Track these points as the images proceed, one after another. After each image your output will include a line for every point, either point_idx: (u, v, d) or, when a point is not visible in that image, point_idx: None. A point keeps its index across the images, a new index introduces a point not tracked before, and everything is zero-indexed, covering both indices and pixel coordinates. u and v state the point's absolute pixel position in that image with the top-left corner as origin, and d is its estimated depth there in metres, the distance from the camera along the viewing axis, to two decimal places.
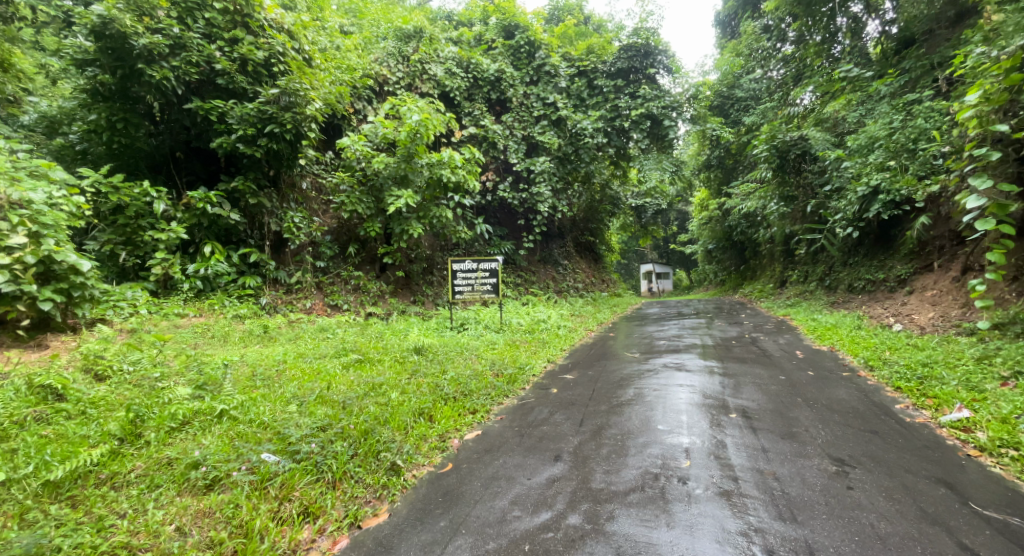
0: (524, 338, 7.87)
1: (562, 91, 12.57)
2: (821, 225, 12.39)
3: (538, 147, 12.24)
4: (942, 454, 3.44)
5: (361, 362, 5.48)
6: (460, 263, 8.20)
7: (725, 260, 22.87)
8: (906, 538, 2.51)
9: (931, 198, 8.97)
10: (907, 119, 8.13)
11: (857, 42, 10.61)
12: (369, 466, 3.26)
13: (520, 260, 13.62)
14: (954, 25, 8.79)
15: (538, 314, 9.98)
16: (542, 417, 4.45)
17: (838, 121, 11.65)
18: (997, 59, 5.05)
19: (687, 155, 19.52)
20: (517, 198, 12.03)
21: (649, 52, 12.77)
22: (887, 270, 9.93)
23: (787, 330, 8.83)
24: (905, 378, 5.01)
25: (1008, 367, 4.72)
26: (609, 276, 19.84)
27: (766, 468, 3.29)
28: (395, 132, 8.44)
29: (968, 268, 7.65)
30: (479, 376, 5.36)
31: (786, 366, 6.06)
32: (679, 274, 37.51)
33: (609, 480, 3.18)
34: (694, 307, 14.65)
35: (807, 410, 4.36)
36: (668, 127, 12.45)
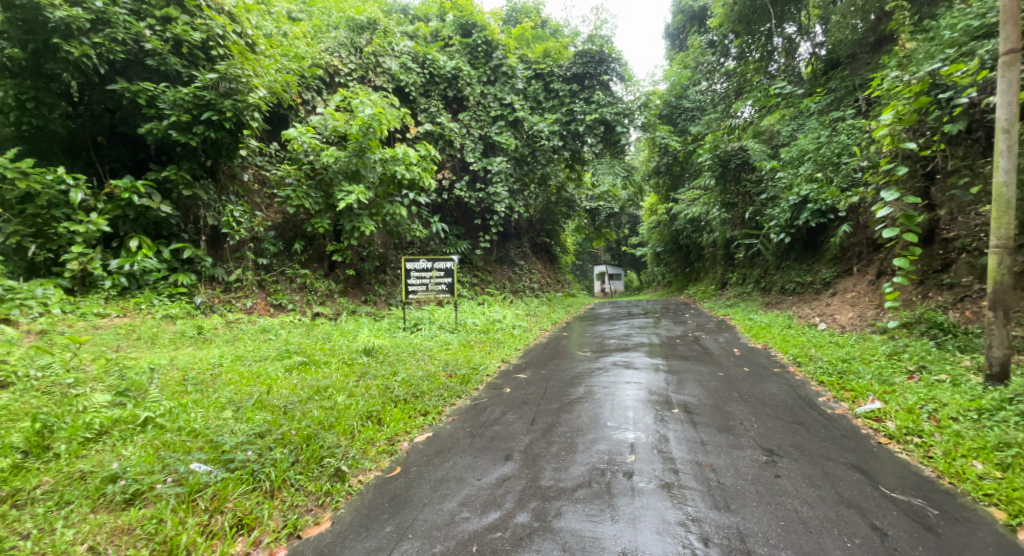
0: (478, 339, 7.82)
1: (519, 92, 12.62)
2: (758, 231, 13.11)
3: (495, 147, 12.19)
4: (858, 442, 3.73)
5: (305, 365, 5.26)
6: (414, 262, 8.03)
7: (673, 263, 23.76)
8: (825, 521, 2.70)
9: (853, 208, 9.71)
10: (834, 135, 8.79)
11: (790, 61, 11.41)
12: (310, 473, 3.15)
13: (477, 260, 13.52)
14: (874, 50, 9.56)
15: (493, 314, 9.94)
16: (494, 417, 4.45)
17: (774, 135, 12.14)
18: (908, 83, 5.61)
19: (638, 161, 20.13)
20: (474, 198, 11.91)
21: (604, 59, 13.06)
22: (814, 274, 10.71)
23: (726, 331, 9.14)
24: (828, 373, 5.41)
25: (914, 362, 5.20)
26: (564, 276, 20.13)
27: (704, 460, 3.45)
28: (346, 126, 8.18)
29: (882, 272, 8.36)
30: (431, 377, 5.29)
31: (725, 363, 6.36)
32: (630, 276, 38.58)
33: (558, 477, 3.23)
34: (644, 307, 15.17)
35: (743, 404, 4.60)
36: (620, 132, 12.91)
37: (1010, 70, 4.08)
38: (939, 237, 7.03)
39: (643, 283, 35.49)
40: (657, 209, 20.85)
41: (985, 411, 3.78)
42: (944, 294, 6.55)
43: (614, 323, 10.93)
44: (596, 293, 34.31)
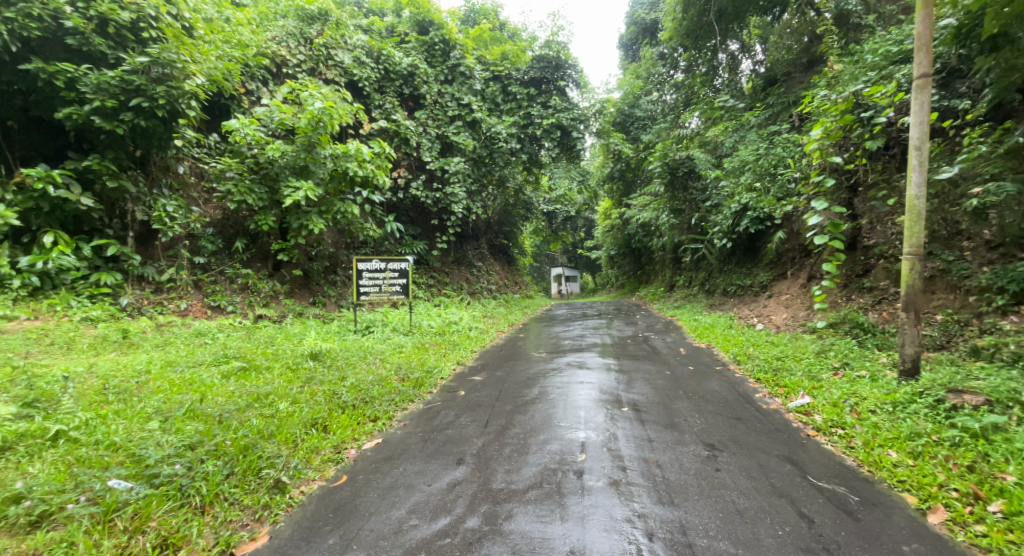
0: (432, 341, 7.70)
1: (477, 93, 12.54)
2: (704, 236, 13.69)
3: (453, 147, 11.97)
4: (790, 435, 3.97)
5: (244, 372, 4.98)
6: (366, 263, 7.79)
7: (626, 266, 24.42)
8: (759, 511, 2.84)
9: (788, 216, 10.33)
10: (772, 148, 9.33)
11: (734, 76, 12.41)
12: (246, 486, 2.99)
13: (433, 261, 13.31)
14: (806, 70, 10.37)
15: (449, 316, 9.81)
16: (447, 420, 4.38)
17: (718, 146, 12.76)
18: (836, 101, 6.04)
19: (593, 166, 20.53)
20: (430, 197, 11.65)
21: (560, 65, 13.28)
22: (753, 277, 11.34)
23: (673, 331, 9.53)
24: (764, 370, 5.72)
25: (839, 359, 5.59)
26: (522, 278, 20.22)
27: (650, 456, 3.55)
28: (294, 119, 7.84)
29: (812, 275, 8.97)
30: (382, 381, 5.15)
31: (671, 362, 6.61)
32: (586, 278, 39.27)
33: (510, 479, 3.22)
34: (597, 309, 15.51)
35: (687, 401, 4.78)
36: (576, 138, 13.17)
37: (922, 93, 4.47)
38: (862, 243, 7.60)
39: (598, 285, 36.27)
40: (611, 213, 21.34)
41: (898, 403, 4.12)
42: (865, 296, 7.09)
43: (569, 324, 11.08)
44: (554, 294, 34.70)
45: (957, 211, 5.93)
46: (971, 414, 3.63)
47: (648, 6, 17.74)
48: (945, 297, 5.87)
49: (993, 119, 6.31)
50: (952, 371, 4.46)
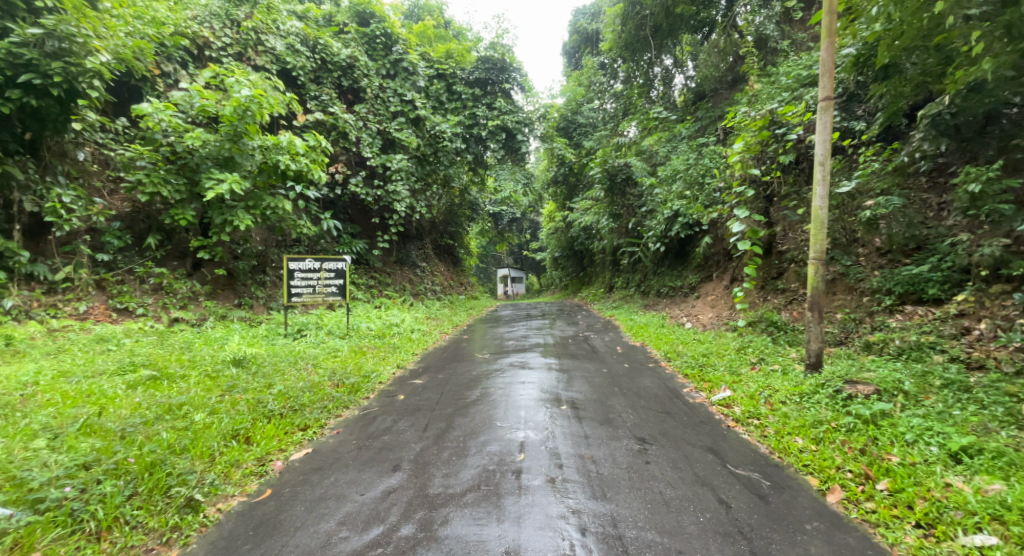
0: (371, 344, 7.47)
1: (421, 89, 12.22)
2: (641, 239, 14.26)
3: (395, 144, 11.50)
4: (712, 427, 4.23)
5: (154, 381, 4.56)
6: (299, 262, 7.39)
7: (570, 267, 24.92)
8: (684, 499, 3.00)
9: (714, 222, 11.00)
10: (700, 158, 9.92)
11: (667, 89, 12.93)
12: (152, 506, 2.76)
13: (374, 261, 12.89)
14: (731, 87, 11.13)
15: (390, 318, 9.54)
16: (384, 426, 4.26)
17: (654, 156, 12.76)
18: (756, 117, 6.52)
19: (538, 169, 20.79)
20: (371, 195, 11.09)
21: (505, 67, 13.44)
22: (683, 279, 12.01)
23: (611, 330, 9.85)
24: (692, 366, 6.05)
25: (756, 355, 6.04)
26: (467, 278, 20.08)
27: (586, 453, 3.64)
28: (218, 106, 7.20)
29: (734, 277, 9.63)
30: (314, 388, 4.91)
31: (608, 359, 6.84)
32: (531, 279, 39.65)
33: (447, 483, 3.18)
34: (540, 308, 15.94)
35: (622, 398, 4.96)
36: (521, 140, 13.36)
37: (826, 114, 4.93)
38: (777, 248, 8.25)
39: (543, 286, 36.73)
40: (555, 216, 21.72)
41: (804, 394, 4.51)
42: (779, 297, 7.70)
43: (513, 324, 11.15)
44: (500, 295, 34.71)
45: (854, 221, 6.59)
46: (863, 402, 4.05)
47: (590, 16, 18.29)
48: (844, 298, 6.49)
49: (884, 139, 7.08)
50: (848, 363, 4.95)
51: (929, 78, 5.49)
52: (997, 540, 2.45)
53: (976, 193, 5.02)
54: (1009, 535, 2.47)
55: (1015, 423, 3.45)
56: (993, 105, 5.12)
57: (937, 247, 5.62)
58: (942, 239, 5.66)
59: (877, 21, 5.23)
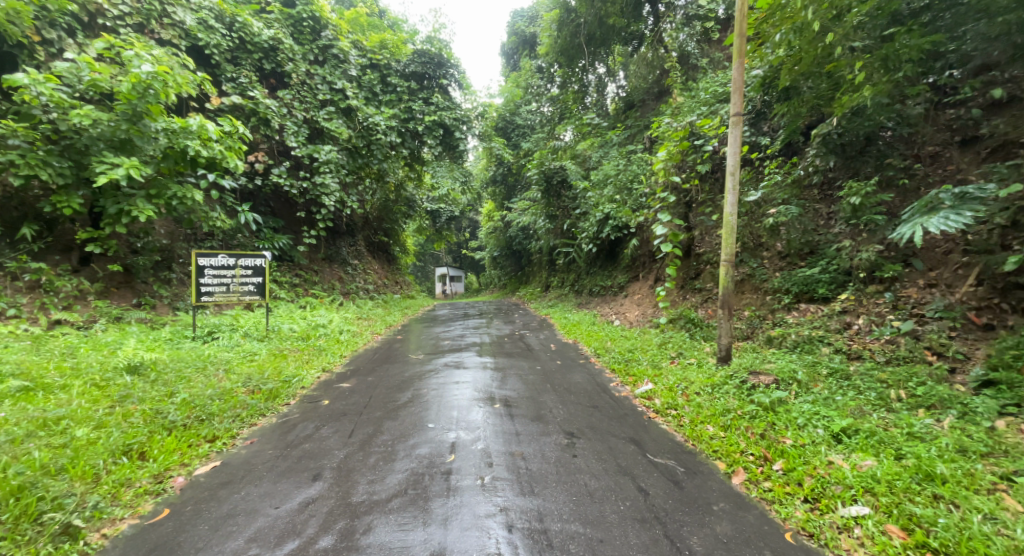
0: (293, 346, 7.06)
1: (352, 79, 11.72)
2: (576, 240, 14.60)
3: (323, 134, 10.84)
4: (635, 418, 4.43)
5: (27, 393, 4.01)
6: (210, 257, 6.78)
7: (508, 267, 25.02)
8: (607, 490, 3.11)
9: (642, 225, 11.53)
10: (629, 164, 10.36)
11: (600, 97, 13.49)
12: (19, 537, 2.46)
13: (300, 258, 12.18)
14: (658, 98, 11.76)
15: (316, 318, 9.07)
16: (305, 433, 4.04)
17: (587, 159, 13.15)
18: (677, 129, 6.95)
19: (477, 168, 20.70)
20: (296, 187, 10.47)
21: (442, 63, 13.34)
22: (614, 278, 12.48)
23: (545, 328, 10.05)
24: (618, 361, 6.31)
25: (676, 349, 6.42)
26: (402, 277, 19.55)
27: (516, 450, 3.67)
28: (113, 82, 6.46)
29: (658, 277, 10.16)
30: (225, 395, 4.55)
31: (542, 357, 6.95)
32: (470, 279, 39.37)
33: (372, 490, 3.08)
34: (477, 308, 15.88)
35: (553, 394, 5.07)
36: (458, 138, 13.26)
37: (737, 128, 5.34)
38: (695, 251, 8.81)
39: (482, 286, 36.56)
40: (493, 216, 21.72)
41: (716, 385, 4.85)
42: (696, 296, 8.23)
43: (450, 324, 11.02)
44: (437, 295, 34.08)
45: (760, 227, 7.19)
46: (764, 391, 4.44)
47: (527, 19, 18.48)
48: (751, 297, 7.06)
49: (785, 154, 7.80)
50: (754, 356, 5.39)
51: (822, 101, 6.12)
52: (869, 509, 2.77)
53: (857, 205, 5.68)
54: (878, 504, 2.80)
55: (884, 406, 3.94)
56: (872, 128, 5.82)
57: (826, 252, 6.28)
58: (830, 244, 6.33)
59: (780, 46, 5.75)
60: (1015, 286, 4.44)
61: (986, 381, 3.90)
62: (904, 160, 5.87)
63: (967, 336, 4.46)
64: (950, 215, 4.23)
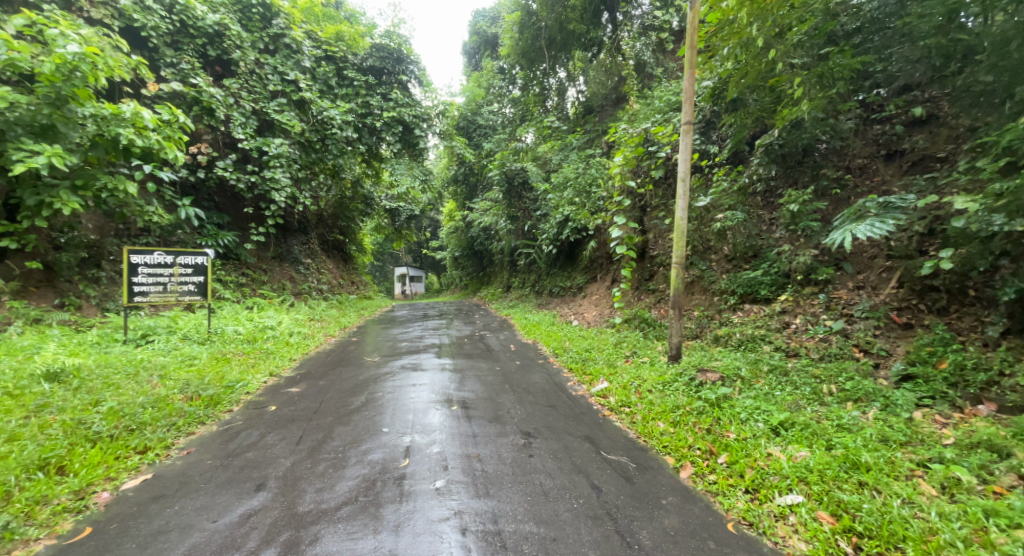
0: (238, 350, 6.74)
1: (306, 70, 11.27)
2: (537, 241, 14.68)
3: (273, 127, 10.39)
4: (591, 416, 4.51)
5: None
6: (144, 255, 6.38)
7: (470, 267, 24.89)
8: (562, 489, 3.15)
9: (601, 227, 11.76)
10: (588, 168, 10.54)
11: (561, 101, 13.59)
12: None
13: (248, 256, 11.64)
14: (615, 105, 11.85)
15: (265, 320, 8.69)
16: (250, 441, 3.86)
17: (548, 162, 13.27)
18: (632, 135, 7.14)
19: (438, 168, 20.46)
20: (244, 181, 10.00)
21: (401, 58, 13.33)
22: (573, 279, 12.65)
23: (506, 329, 10.09)
24: (576, 361, 6.41)
25: (630, 348, 6.59)
26: (359, 277, 19.06)
27: (472, 452, 3.66)
28: (33, 62, 5.90)
29: (615, 279, 10.40)
30: (160, 402, 4.29)
31: (502, 358, 6.95)
32: (431, 279, 38.89)
33: (319, 499, 2.99)
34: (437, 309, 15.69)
35: (511, 394, 5.08)
36: (418, 135, 13.19)
37: (687, 137, 5.55)
38: (649, 253, 9.07)
39: (443, 286, 36.18)
40: (454, 216, 21.54)
41: (666, 382, 5.02)
42: (650, 296, 8.48)
43: (409, 325, 10.82)
44: (396, 295, 33.44)
45: (709, 231, 7.50)
46: (710, 388, 4.63)
47: (489, 19, 18.47)
48: (700, 298, 7.35)
49: (732, 162, 8.17)
50: (701, 354, 5.61)
51: (766, 113, 6.42)
52: (802, 498, 2.94)
53: (795, 211, 6.03)
54: (811, 493, 2.98)
55: (817, 399, 4.20)
56: (808, 140, 6.11)
57: (768, 255, 6.62)
58: (772, 248, 6.69)
59: (728, 60, 6.01)
60: (931, 288, 4.84)
61: (905, 375, 4.25)
62: (837, 171, 6.29)
63: (890, 334, 4.81)
64: (875, 222, 4.52)
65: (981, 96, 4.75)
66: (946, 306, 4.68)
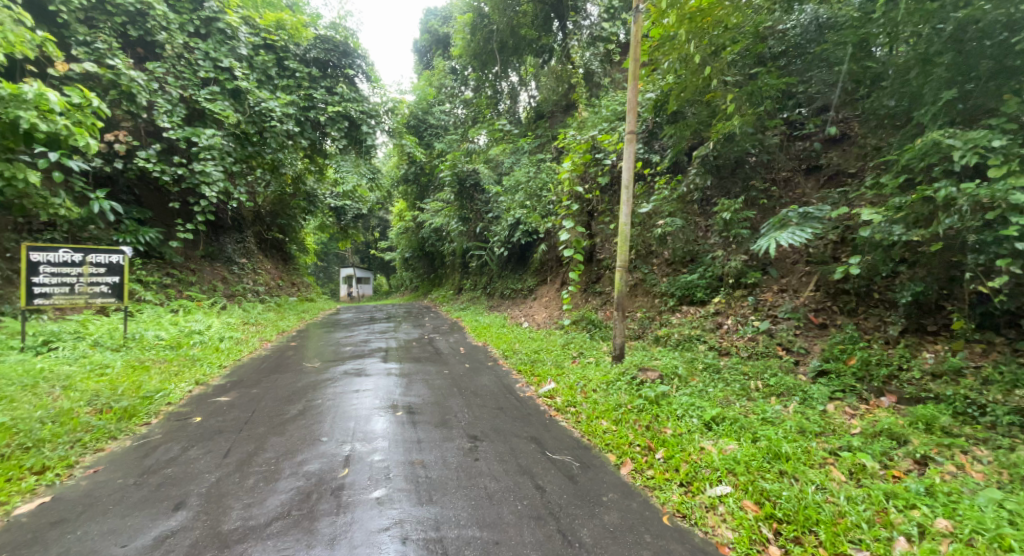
0: (160, 357, 6.26)
1: (242, 58, 10.48)
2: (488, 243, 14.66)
3: (204, 116, 9.74)
4: (538, 417, 4.56)
5: None
6: (48, 252, 5.78)
7: (420, 268, 24.47)
8: (506, 491, 3.16)
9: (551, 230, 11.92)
10: (538, 172, 10.65)
11: (513, 105, 13.79)
12: None
13: (174, 255, 10.85)
14: (565, 112, 12.32)
15: (192, 324, 8.12)
16: (170, 456, 3.59)
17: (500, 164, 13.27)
18: (579, 142, 7.30)
19: (388, 167, 19.99)
20: (170, 174, 9.32)
21: (348, 52, 13.07)
22: (524, 282, 12.75)
23: (456, 331, 10.02)
24: (525, 362, 6.47)
25: (577, 349, 6.73)
26: (301, 278, 18.26)
27: (416, 458, 3.59)
28: None
29: (564, 281, 10.58)
30: (63, 417, 3.92)
31: (450, 361, 6.88)
32: (379, 281, 37.88)
33: (247, 515, 2.83)
34: (386, 311, 15.30)
35: (459, 398, 5.04)
36: (365, 132, 12.93)
37: (630, 146, 5.74)
38: (596, 257, 9.30)
39: (392, 288, 35.34)
40: (404, 216, 21.11)
41: (610, 381, 5.16)
42: (596, 299, 8.70)
43: (354, 329, 10.47)
44: (342, 297, 32.32)
45: (650, 237, 7.80)
46: (650, 386, 4.81)
47: (441, 19, 18.37)
48: (643, 300, 7.63)
49: (673, 171, 8.55)
50: (643, 354, 5.81)
51: (703, 126, 6.76)
52: (730, 488, 3.11)
53: (728, 219, 6.40)
54: (738, 483, 3.15)
55: (745, 395, 4.47)
56: (739, 153, 6.50)
57: (703, 260, 6.99)
58: (707, 254, 7.06)
59: (669, 74, 6.28)
60: (843, 291, 5.29)
61: (820, 370, 4.61)
62: (764, 183, 6.74)
63: (808, 334, 5.20)
64: (796, 231, 4.88)
65: (886, 119, 5.24)
66: (855, 308, 5.13)
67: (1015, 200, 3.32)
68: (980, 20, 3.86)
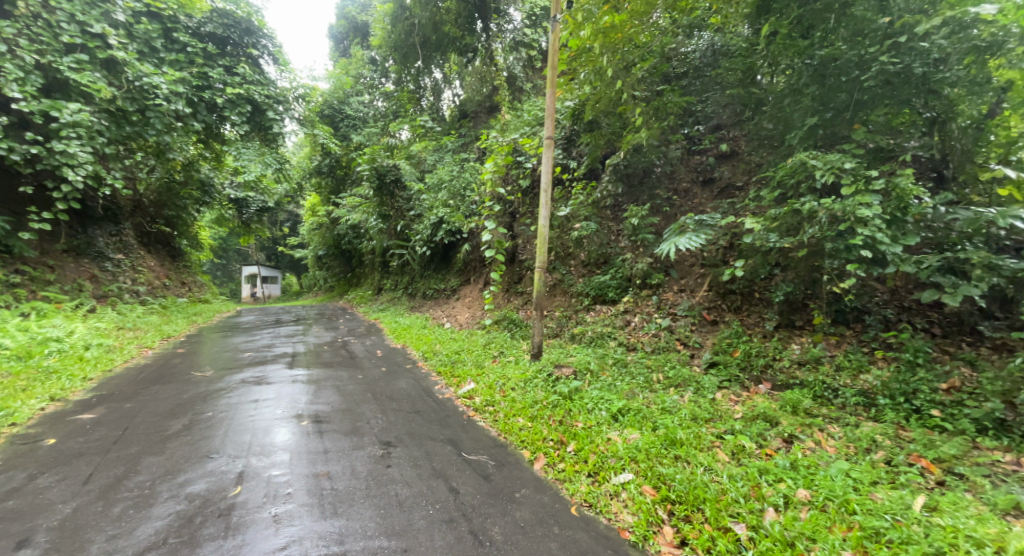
0: (3, 370, 5.37)
1: (116, 25, 9.22)
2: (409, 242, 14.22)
3: (71, 89, 8.50)
4: (455, 419, 4.54)
5: None
6: None
7: (336, 268, 23.27)
8: (417, 496, 3.12)
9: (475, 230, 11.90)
10: (462, 172, 10.62)
11: (437, 101, 13.78)
12: None
13: (26, 249, 9.33)
14: (489, 113, 12.46)
15: (49, 329, 7.04)
16: (13, 487, 3.10)
17: (423, 161, 13.01)
18: (502, 144, 7.33)
19: (300, 158, 18.80)
20: (23, 154, 8.03)
21: (251, 30, 12.16)
22: (446, 282, 12.61)
23: (374, 333, 9.67)
24: (445, 363, 6.42)
25: (497, 349, 6.80)
26: (195, 278, 16.57)
27: (322, 469, 3.42)
28: None
29: (486, 281, 10.62)
30: None
31: (365, 365, 6.64)
32: (288, 281, 35.41)
33: (112, 548, 2.53)
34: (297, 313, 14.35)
35: (373, 403, 4.88)
36: (272, 118, 12.14)
37: (549, 151, 5.91)
38: (518, 258, 9.46)
39: (303, 289, 33.19)
40: (319, 212, 19.96)
41: (528, 379, 5.28)
42: (518, 299, 8.85)
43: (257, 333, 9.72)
44: (244, 298, 29.77)
45: (568, 239, 8.09)
46: (565, 381, 5.00)
47: (360, 6, 17.74)
48: (559, 299, 7.88)
49: (588, 177, 8.95)
50: (559, 352, 6.01)
51: (614, 136, 7.16)
52: (632, 475, 3.33)
53: (636, 224, 6.83)
54: (638, 470, 3.38)
55: (648, 387, 4.80)
56: (647, 163, 6.98)
57: (614, 262, 7.38)
58: (618, 256, 7.46)
59: (585, 84, 6.56)
60: (731, 291, 5.86)
61: (711, 362, 5.07)
62: (668, 193, 7.27)
63: (702, 329, 5.70)
64: (692, 236, 5.32)
65: (766, 138, 5.89)
66: (740, 305, 5.70)
67: (861, 214, 3.89)
68: (838, 58, 4.49)
